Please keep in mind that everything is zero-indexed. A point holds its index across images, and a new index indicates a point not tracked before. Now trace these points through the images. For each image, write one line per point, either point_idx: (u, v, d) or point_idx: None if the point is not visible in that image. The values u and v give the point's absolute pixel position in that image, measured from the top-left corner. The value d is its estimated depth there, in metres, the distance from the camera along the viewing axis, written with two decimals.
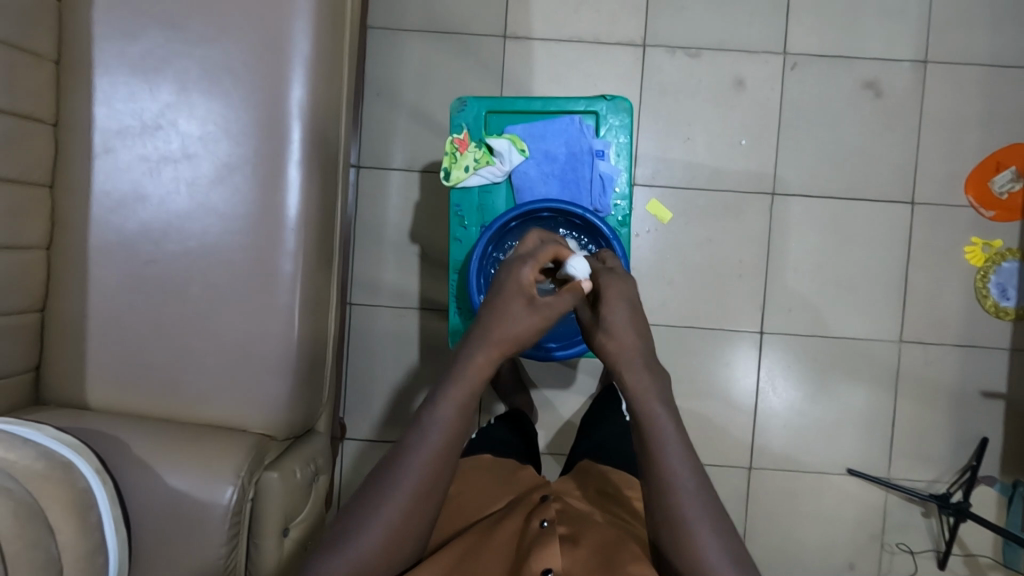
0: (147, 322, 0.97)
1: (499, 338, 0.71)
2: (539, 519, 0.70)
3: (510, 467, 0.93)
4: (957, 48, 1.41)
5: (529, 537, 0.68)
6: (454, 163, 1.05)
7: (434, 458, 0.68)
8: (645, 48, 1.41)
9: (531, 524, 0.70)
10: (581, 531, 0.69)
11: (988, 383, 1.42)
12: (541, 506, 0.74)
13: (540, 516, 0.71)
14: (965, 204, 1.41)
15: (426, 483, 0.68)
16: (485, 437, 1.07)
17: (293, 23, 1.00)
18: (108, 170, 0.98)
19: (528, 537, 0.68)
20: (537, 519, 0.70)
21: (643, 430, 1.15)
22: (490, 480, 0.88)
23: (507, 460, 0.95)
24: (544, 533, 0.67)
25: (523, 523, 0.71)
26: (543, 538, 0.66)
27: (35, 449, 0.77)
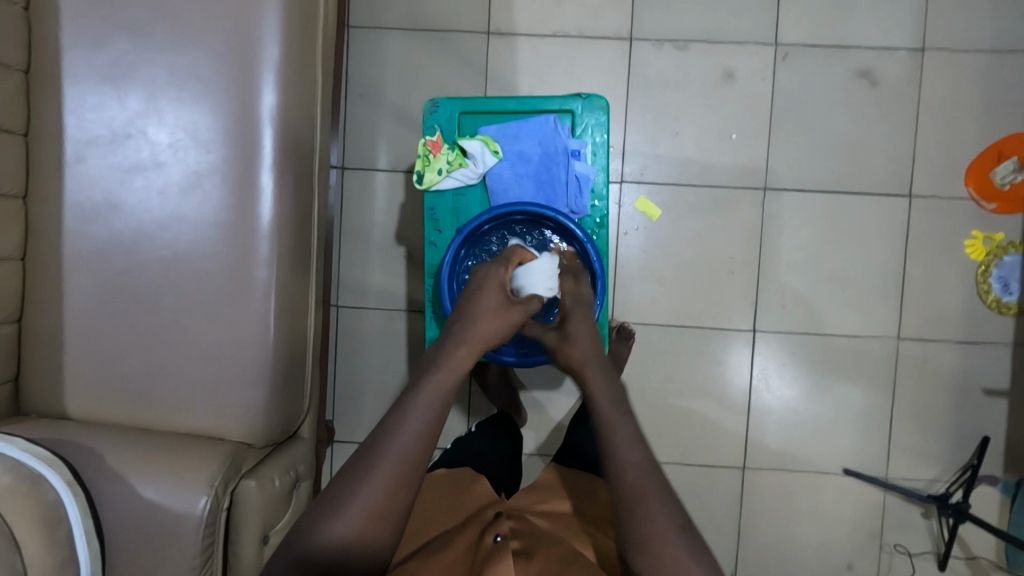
0: (123, 332, 0.97)
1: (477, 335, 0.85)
2: (493, 534, 0.74)
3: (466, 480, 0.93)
4: (956, 34, 1.36)
5: (482, 554, 0.72)
6: (427, 166, 1.03)
7: (419, 431, 0.73)
8: (632, 42, 1.38)
9: (485, 540, 0.73)
10: (533, 547, 0.73)
11: (990, 380, 1.38)
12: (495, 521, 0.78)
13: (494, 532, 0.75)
14: (964, 196, 1.37)
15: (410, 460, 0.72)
16: (457, 448, 1.09)
17: (262, 27, 0.98)
18: (79, 180, 0.98)
19: (483, 552, 0.72)
20: (491, 536, 0.74)
21: None
22: (447, 494, 0.89)
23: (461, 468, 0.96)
24: (497, 549, 0.71)
25: (477, 538, 0.75)
26: (495, 555, 0.70)
27: (3, 464, 0.77)
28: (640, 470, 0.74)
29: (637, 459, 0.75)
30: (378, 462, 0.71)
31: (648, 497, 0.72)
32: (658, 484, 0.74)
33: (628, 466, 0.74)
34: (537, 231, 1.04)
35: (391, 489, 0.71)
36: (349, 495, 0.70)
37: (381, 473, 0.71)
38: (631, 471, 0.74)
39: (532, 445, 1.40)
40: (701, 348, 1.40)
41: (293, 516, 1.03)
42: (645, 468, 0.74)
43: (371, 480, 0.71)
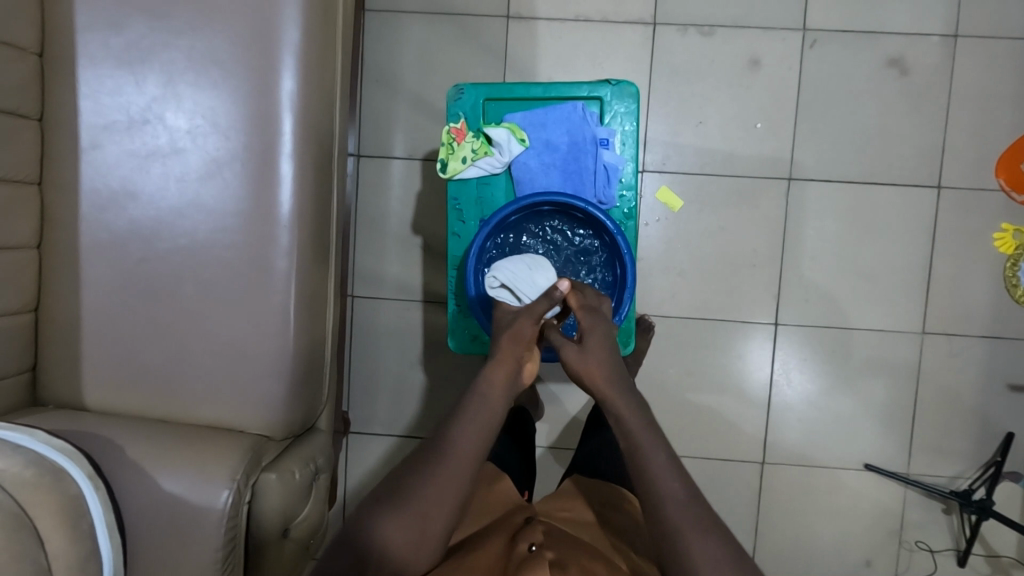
0: (143, 323, 0.95)
1: (514, 336, 0.85)
2: (525, 542, 0.70)
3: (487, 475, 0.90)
4: (990, 20, 1.32)
5: (515, 561, 0.67)
6: (451, 154, 1.00)
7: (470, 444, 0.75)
8: (655, 27, 1.34)
9: (517, 548, 0.69)
10: (568, 556, 0.69)
11: (1016, 376, 1.36)
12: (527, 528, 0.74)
13: (527, 539, 0.70)
14: (994, 188, 1.34)
15: (471, 455, 0.75)
16: None
17: (280, 10, 0.95)
18: (96, 166, 0.96)
19: (515, 559, 0.67)
20: (524, 544, 0.69)
21: None
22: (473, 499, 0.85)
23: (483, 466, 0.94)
24: (532, 556, 0.67)
25: (509, 546, 0.71)
26: (529, 562, 0.65)
27: (25, 457, 0.76)
28: (683, 505, 0.68)
29: (681, 491, 0.69)
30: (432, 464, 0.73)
31: (694, 527, 0.66)
32: (701, 502, 0.69)
33: (670, 503, 0.68)
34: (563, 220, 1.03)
35: (445, 484, 0.72)
36: (395, 497, 0.70)
37: (434, 471, 0.72)
38: (678, 500, 0.68)
39: (549, 437, 1.39)
40: (721, 341, 1.38)
41: (314, 509, 1.02)
42: (692, 499, 0.69)
43: (430, 474, 0.72)
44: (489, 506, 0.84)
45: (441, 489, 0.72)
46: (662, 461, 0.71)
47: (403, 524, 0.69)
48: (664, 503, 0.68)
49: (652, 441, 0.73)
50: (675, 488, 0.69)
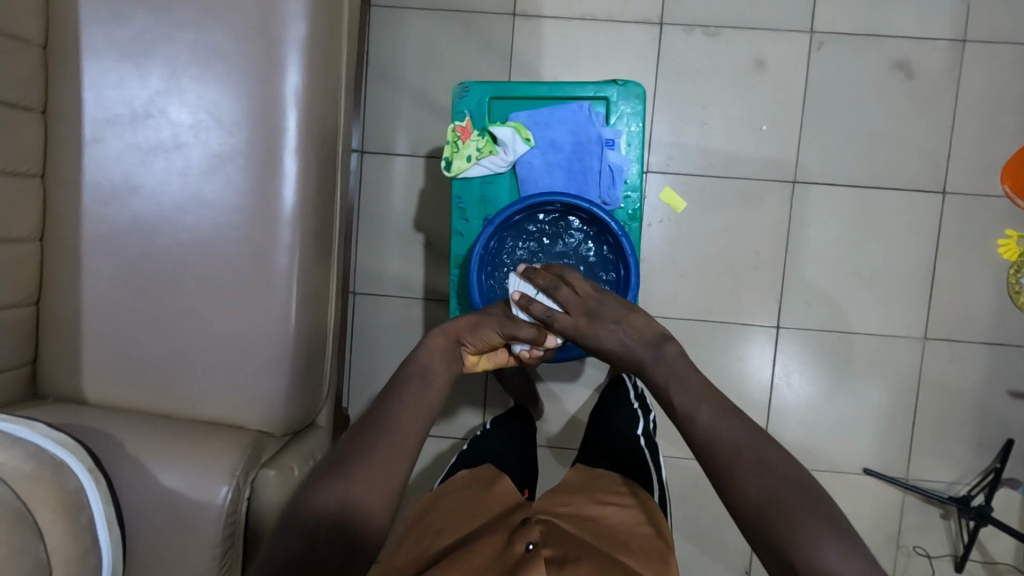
0: (144, 317, 0.95)
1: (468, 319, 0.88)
2: (522, 542, 0.69)
3: (485, 479, 0.90)
4: (997, 25, 1.31)
5: (511, 562, 0.66)
6: (456, 152, 1.00)
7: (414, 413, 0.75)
8: (662, 27, 1.33)
9: (514, 546, 0.68)
10: (568, 554, 0.67)
11: (1017, 383, 1.36)
12: (524, 527, 0.73)
13: (525, 538, 0.69)
14: (999, 195, 1.33)
15: (416, 416, 0.75)
16: (472, 448, 1.05)
17: (286, 4, 0.95)
18: (99, 160, 0.95)
19: (512, 559, 0.66)
20: (521, 543, 0.68)
21: (648, 419, 1.13)
22: (469, 500, 0.84)
23: (482, 471, 0.94)
24: (528, 556, 0.66)
25: (505, 546, 0.69)
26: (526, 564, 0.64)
27: (25, 450, 0.76)
28: (740, 451, 0.67)
29: (738, 434, 0.68)
30: (376, 431, 0.72)
31: (754, 462, 0.66)
32: (764, 440, 0.68)
33: (729, 442, 0.68)
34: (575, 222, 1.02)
35: (395, 444, 0.71)
36: (343, 462, 0.68)
37: (380, 438, 0.71)
38: (737, 438, 0.68)
39: (549, 437, 1.39)
40: (722, 343, 1.38)
41: None
42: (752, 443, 0.67)
43: (378, 437, 0.71)
44: (486, 505, 0.83)
45: (392, 450, 0.70)
46: (719, 404, 0.72)
47: (360, 483, 0.66)
48: (722, 452, 0.67)
49: (700, 393, 0.74)
50: (733, 434, 0.68)
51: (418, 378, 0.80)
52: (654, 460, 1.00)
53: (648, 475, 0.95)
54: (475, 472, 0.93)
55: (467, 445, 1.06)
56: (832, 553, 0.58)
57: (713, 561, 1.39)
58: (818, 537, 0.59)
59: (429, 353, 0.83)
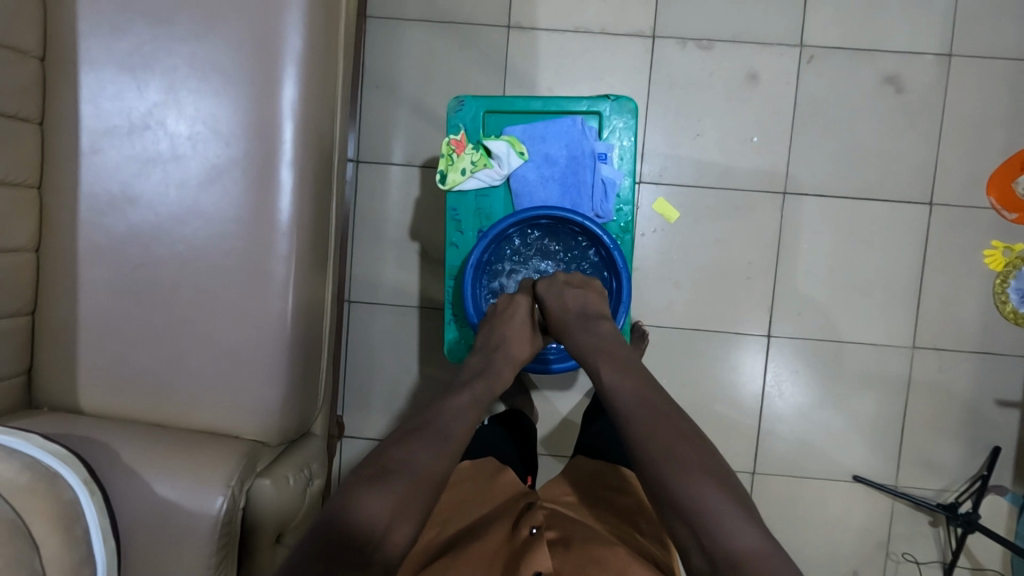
0: (140, 328, 0.96)
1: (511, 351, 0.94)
2: (528, 526, 0.72)
3: (489, 470, 0.91)
4: (983, 40, 1.34)
5: (518, 545, 0.69)
6: (451, 166, 1.01)
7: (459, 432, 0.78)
8: (655, 40, 1.35)
9: (520, 532, 0.71)
10: (571, 539, 0.71)
11: (1004, 391, 1.38)
12: (528, 513, 0.76)
13: (529, 522, 0.73)
14: (986, 206, 1.36)
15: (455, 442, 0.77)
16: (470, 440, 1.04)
17: (284, 18, 0.96)
18: (95, 171, 0.96)
19: (518, 543, 0.69)
20: (526, 527, 0.71)
21: None
22: (474, 490, 0.85)
23: (485, 461, 0.93)
24: (534, 539, 0.69)
25: (511, 530, 0.72)
26: (532, 543, 0.68)
27: (20, 462, 0.76)
28: (657, 427, 0.73)
29: (659, 410, 0.75)
30: (420, 443, 0.74)
31: (674, 437, 0.72)
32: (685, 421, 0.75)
33: (654, 417, 0.74)
34: (551, 242, 1.05)
35: (434, 463, 0.73)
36: (389, 468, 0.70)
37: (423, 448, 0.73)
38: (662, 414, 0.75)
39: (544, 443, 1.40)
40: (715, 352, 1.39)
41: (307, 512, 1.04)
42: (672, 422, 0.74)
43: (419, 454, 0.73)
44: (491, 495, 0.84)
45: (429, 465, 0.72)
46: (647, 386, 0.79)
47: (400, 497, 0.68)
48: (640, 426, 0.74)
49: (624, 372, 0.81)
50: (655, 411, 0.75)
51: (457, 404, 0.81)
52: None
53: None
54: (477, 463, 0.92)
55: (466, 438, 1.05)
56: (732, 524, 0.66)
57: None
58: (725, 511, 0.66)
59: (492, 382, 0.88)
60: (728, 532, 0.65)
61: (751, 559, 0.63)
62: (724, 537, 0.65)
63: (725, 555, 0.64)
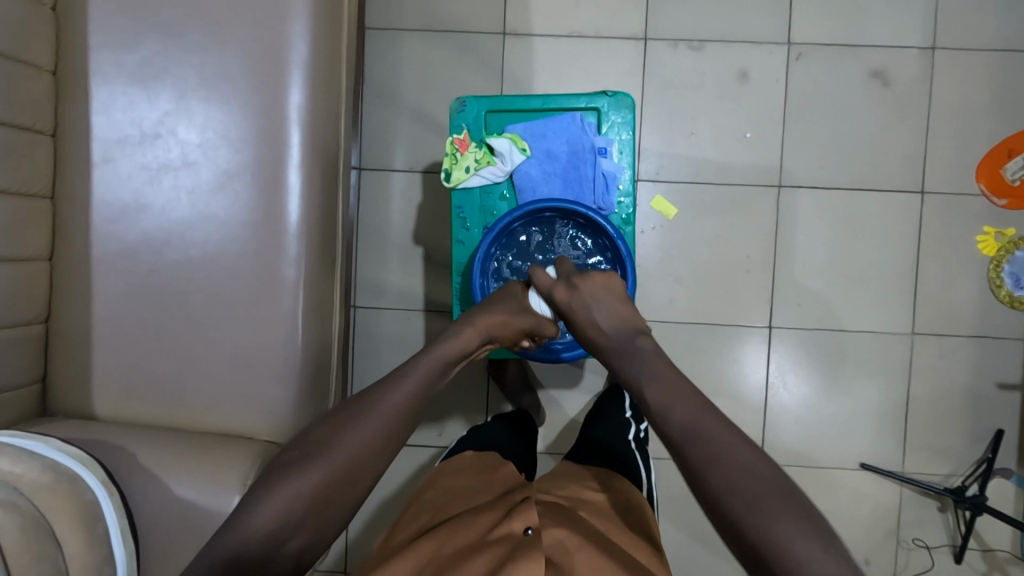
0: (154, 333, 0.97)
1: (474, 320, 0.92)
2: (523, 524, 0.71)
3: (490, 462, 0.94)
4: (966, 34, 1.38)
5: (512, 543, 0.68)
6: (455, 164, 1.04)
7: (399, 403, 0.78)
8: (647, 42, 1.39)
9: (514, 529, 0.70)
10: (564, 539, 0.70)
11: (1004, 374, 1.40)
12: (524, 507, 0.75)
13: (524, 520, 0.72)
14: (976, 193, 1.39)
15: (363, 450, 0.74)
16: (474, 434, 1.06)
17: (289, 27, 0.99)
18: (108, 180, 0.98)
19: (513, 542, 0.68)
20: (520, 525, 0.71)
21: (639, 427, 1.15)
22: (472, 485, 0.86)
23: (486, 455, 0.97)
24: (527, 540, 0.68)
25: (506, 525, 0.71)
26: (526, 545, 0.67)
27: (41, 463, 0.78)
28: (661, 382, 0.80)
29: (659, 370, 0.82)
30: (350, 422, 0.75)
31: (678, 387, 0.79)
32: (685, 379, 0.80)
33: (654, 377, 0.81)
34: (525, 229, 1.07)
35: (364, 441, 0.74)
36: (316, 453, 0.73)
37: (355, 426, 0.75)
38: (667, 374, 0.81)
39: (552, 441, 1.41)
40: (720, 346, 1.41)
41: None
42: (728, 444, 0.71)
43: (346, 434, 0.74)
44: (488, 489, 0.85)
45: (359, 443, 0.74)
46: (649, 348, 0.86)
47: (323, 482, 0.71)
48: (697, 454, 0.71)
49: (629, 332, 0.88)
50: (662, 373, 0.81)
51: (376, 410, 0.77)
52: (645, 464, 1.03)
53: (639, 473, 0.98)
54: (480, 454, 0.96)
55: (468, 431, 1.08)
56: (729, 462, 0.70)
57: (716, 560, 1.41)
58: (724, 450, 0.71)
59: (450, 345, 0.88)
60: (758, 508, 0.67)
61: (740, 491, 0.68)
62: (799, 566, 0.63)
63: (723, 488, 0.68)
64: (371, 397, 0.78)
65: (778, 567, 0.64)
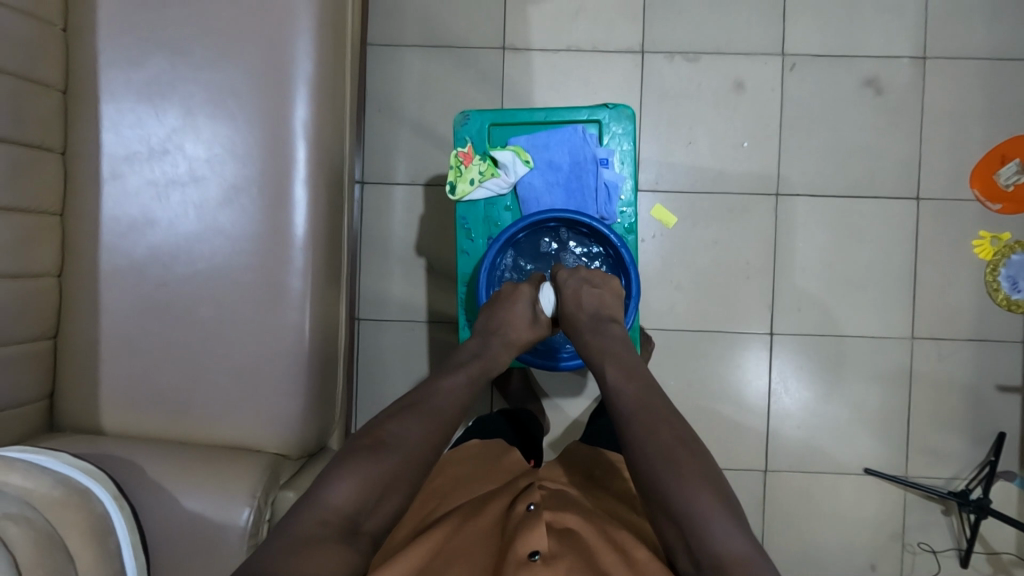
0: (161, 346, 0.98)
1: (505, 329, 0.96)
2: (525, 504, 0.75)
3: (496, 450, 0.94)
4: (955, 43, 1.41)
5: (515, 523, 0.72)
6: (459, 177, 1.05)
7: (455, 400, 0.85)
8: (643, 55, 1.42)
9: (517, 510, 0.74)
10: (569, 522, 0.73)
11: (1004, 377, 1.41)
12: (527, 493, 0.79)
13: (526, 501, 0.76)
14: (970, 198, 1.41)
15: (427, 445, 0.78)
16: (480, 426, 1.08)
17: (294, 44, 1.00)
18: (117, 196, 0.99)
19: (515, 521, 0.72)
20: (523, 506, 0.75)
21: None
22: (481, 472, 0.88)
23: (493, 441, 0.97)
24: (529, 518, 0.72)
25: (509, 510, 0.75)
26: (526, 523, 0.70)
27: (53, 477, 0.78)
28: (620, 363, 0.88)
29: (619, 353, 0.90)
30: (414, 417, 0.80)
31: (636, 369, 0.87)
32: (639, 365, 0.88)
33: (613, 356, 0.89)
34: (551, 245, 1.10)
35: (428, 435, 0.79)
36: (387, 444, 0.76)
37: (417, 420, 0.80)
38: (626, 357, 0.89)
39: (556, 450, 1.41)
40: (722, 353, 1.42)
41: None
42: (665, 420, 0.79)
43: (411, 429, 0.79)
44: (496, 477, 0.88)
45: (425, 436, 0.79)
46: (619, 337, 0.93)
47: (395, 469, 0.75)
48: (638, 425, 0.78)
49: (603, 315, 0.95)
50: (621, 355, 0.89)
51: (435, 406, 0.83)
52: None
53: None
54: (486, 442, 0.96)
55: (472, 423, 1.09)
56: (661, 430, 0.77)
57: None
58: (658, 421, 0.79)
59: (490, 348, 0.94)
60: (679, 469, 0.73)
61: (664, 452, 0.75)
62: (698, 512, 0.69)
63: (651, 446, 0.76)
64: (428, 399, 0.83)
65: (676, 512, 0.70)
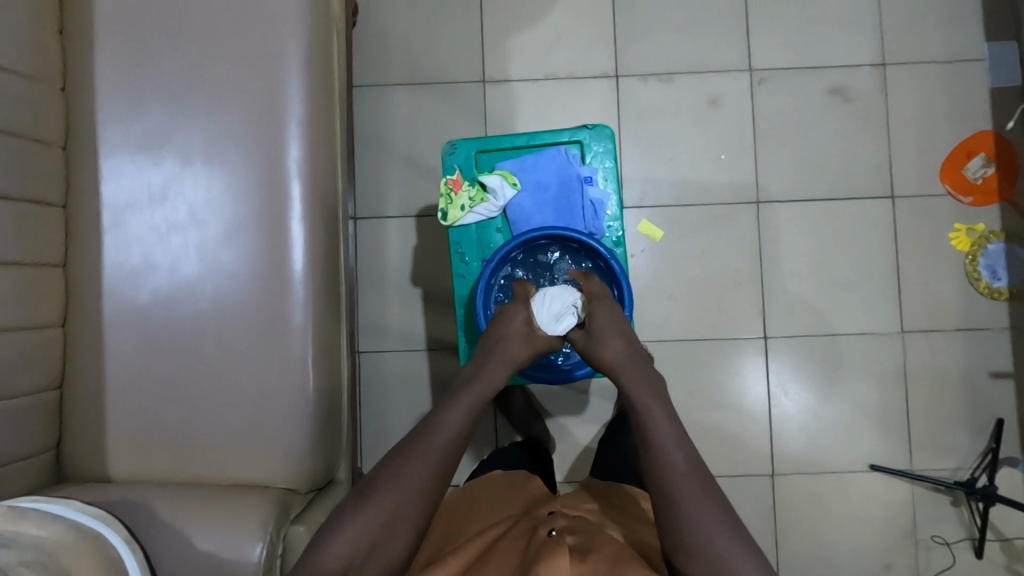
0: (166, 388, 0.99)
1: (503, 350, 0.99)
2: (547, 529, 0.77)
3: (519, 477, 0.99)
4: (912, 49, 1.49)
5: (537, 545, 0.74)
6: (450, 204, 1.09)
7: (453, 428, 0.88)
8: (618, 79, 1.48)
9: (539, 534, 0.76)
10: (589, 543, 0.75)
11: (995, 364, 1.44)
12: (548, 518, 0.81)
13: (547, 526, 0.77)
14: (943, 193, 1.46)
15: (420, 485, 0.82)
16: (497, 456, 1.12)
17: (286, 88, 1.05)
18: (118, 243, 1.02)
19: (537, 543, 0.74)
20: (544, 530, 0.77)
21: None
22: (501, 497, 0.92)
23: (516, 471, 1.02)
24: (551, 541, 0.73)
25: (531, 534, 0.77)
26: (548, 546, 0.72)
27: (64, 525, 0.78)
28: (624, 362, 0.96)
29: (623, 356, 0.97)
30: (405, 457, 0.84)
31: (637, 370, 0.95)
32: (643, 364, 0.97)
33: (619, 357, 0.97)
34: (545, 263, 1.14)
35: (420, 474, 0.83)
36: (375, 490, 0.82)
37: (408, 460, 0.84)
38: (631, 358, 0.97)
39: (563, 470, 1.41)
40: (719, 360, 1.44)
41: None
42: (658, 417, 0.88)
43: (402, 470, 0.83)
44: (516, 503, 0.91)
45: (416, 475, 0.82)
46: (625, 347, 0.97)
47: (387, 516, 0.80)
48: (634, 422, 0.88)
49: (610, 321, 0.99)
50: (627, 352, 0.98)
51: (430, 441, 0.86)
52: None
53: None
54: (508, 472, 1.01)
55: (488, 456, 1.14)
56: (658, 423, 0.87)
57: None
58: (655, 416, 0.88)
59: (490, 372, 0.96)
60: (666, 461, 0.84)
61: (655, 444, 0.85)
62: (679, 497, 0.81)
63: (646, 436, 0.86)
64: (422, 434, 0.87)
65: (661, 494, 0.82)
